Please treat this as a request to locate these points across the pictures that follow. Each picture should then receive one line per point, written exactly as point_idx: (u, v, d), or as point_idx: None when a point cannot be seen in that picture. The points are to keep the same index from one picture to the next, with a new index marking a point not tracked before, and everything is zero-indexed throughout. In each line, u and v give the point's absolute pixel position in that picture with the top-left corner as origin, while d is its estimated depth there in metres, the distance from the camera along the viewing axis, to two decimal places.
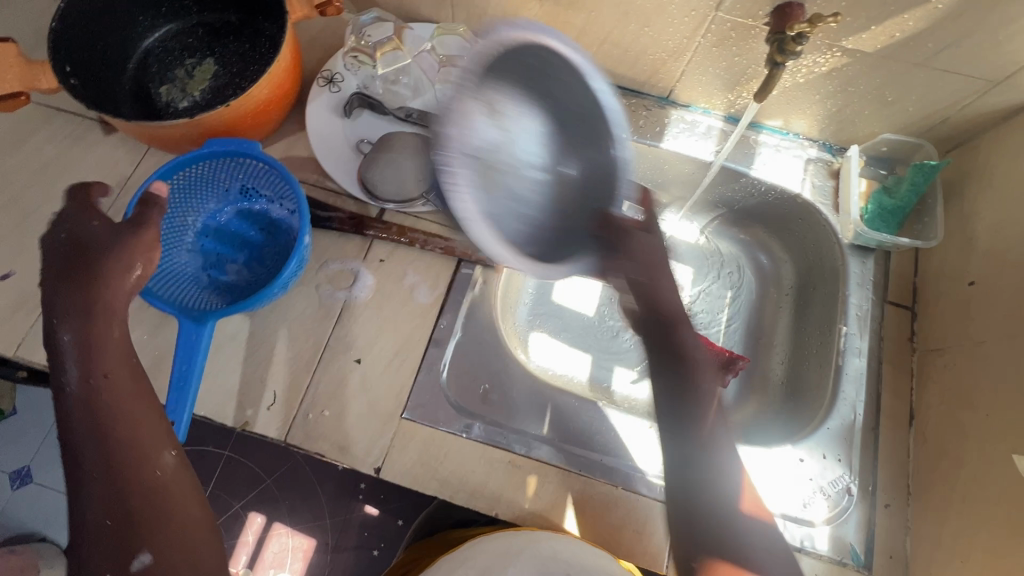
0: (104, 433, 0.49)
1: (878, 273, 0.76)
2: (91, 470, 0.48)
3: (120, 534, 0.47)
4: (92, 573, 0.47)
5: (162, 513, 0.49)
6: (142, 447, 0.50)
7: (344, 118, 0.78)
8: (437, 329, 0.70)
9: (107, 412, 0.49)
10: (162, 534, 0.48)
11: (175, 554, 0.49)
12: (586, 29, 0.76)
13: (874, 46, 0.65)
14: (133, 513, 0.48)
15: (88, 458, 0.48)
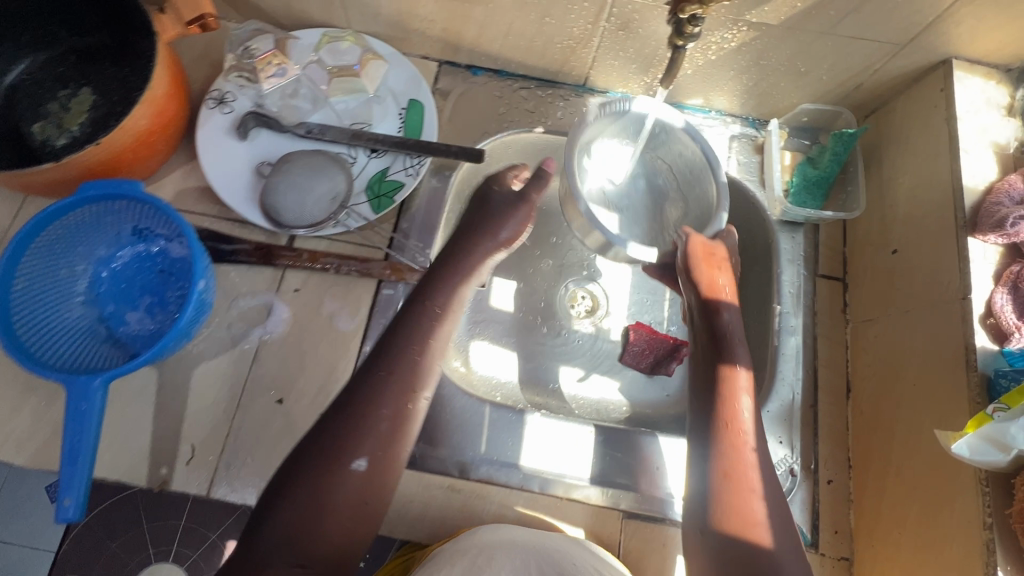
0: (410, 349, 0.53)
1: (808, 247, 0.75)
2: (384, 384, 0.51)
3: (344, 429, 0.48)
4: (338, 478, 0.47)
5: (351, 441, 0.48)
6: (410, 375, 0.52)
7: (241, 139, 0.72)
8: (363, 356, 0.67)
9: (405, 338, 0.53)
10: (366, 452, 0.48)
11: (381, 476, 0.49)
12: (486, 22, 0.72)
13: (777, 18, 0.62)
14: (337, 433, 0.48)
15: (389, 386, 0.51)
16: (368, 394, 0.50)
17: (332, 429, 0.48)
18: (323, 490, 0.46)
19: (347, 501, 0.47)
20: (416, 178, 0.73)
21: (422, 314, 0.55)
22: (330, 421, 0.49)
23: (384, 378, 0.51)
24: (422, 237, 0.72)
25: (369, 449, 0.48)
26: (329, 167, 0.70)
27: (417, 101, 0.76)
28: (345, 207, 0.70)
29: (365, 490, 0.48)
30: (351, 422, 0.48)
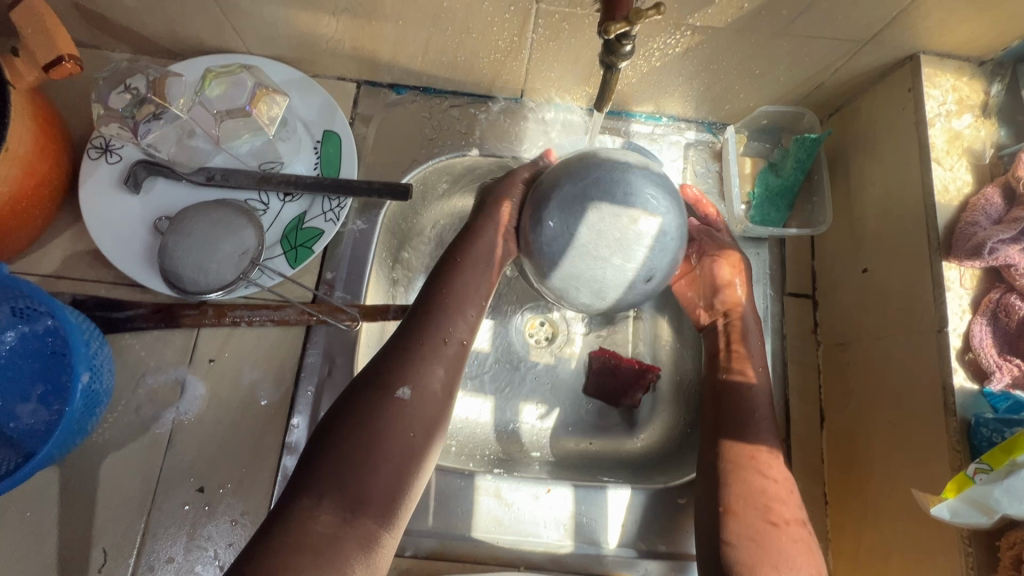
0: (444, 296, 0.57)
1: (774, 264, 0.70)
2: (432, 326, 0.55)
3: (391, 370, 0.52)
4: (386, 398, 0.50)
5: (402, 369, 0.52)
6: (449, 315, 0.56)
7: (134, 193, 0.63)
8: (290, 430, 0.60)
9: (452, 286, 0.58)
10: (412, 372, 0.52)
11: (423, 407, 0.51)
12: (400, 40, 0.63)
13: (723, 20, 0.55)
14: (386, 361, 0.53)
15: (439, 323, 0.55)
16: (420, 339, 0.54)
17: (383, 369, 0.52)
18: (382, 416, 0.49)
19: (394, 435, 0.49)
20: (336, 224, 0.65)
21: (460, 300, 0.58)
22: (385, 354, 0.53)
23: (433, 323, 0.55)
24: (350, 290, 0.65)
25: (413, 378, 0.51)
26: (236, 221, 0.62)
27: (332, 133, 0.67)
28: (257, 265, 0.62)
29: (408, 421, 0.50)
30: (406, 359, 0.53)
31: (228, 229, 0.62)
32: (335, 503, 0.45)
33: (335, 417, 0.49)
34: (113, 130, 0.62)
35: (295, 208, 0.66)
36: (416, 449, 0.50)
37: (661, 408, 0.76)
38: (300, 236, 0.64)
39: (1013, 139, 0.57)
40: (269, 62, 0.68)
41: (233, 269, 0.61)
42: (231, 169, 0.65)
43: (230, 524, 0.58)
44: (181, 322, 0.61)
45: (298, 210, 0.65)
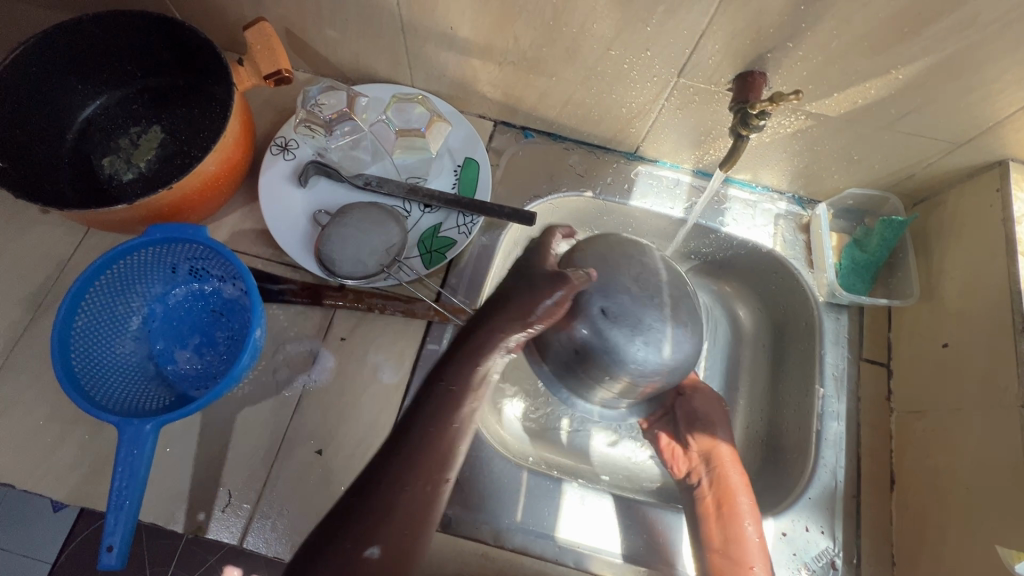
0: (434, 424, 0.48)
1: (852, 330, 0.75)
2: (407, 459, 0.46)
3: (362, 520, 0.43)
4: (347, 553, 0.41)
5: (371, 515, 0.43)
6: (438, 455, 0.47)
7: (301, 187, 0.74)
8: (403, 410, 0.67)
9: (443, 410, 0.48)
10: (386, 527, 0.43)
11: (396, 567, 0.42)
12: (547, 91, 0.74)
13: (837, 110, 0.64)
14: (354, 503, 0.44)
15: (417, 455, 0.46)
16: (387, 497, 0.44)
17: (350, 527, 0.43)
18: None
19: None
20: (468, 236, 0.74)
21: (449, 420, 0.48)
22: (349, 509, 0.44)
23: (410, 466, 0.46)
24: (470, 295, 0.74)
25: (387, 536, 0.43)
26: (385, 221, 0.72)
27: (472, 160, 0.78)
28: (397, 260, 0.70)
29: None
30: (364, 511, 0.44)
31: (377, 227, 0.71)
32: None
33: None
34: (302, 133, 0.75)
35: (433, 218, 0.75)
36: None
37: None
38: (435, 241, 0.73)
39: None
40: (429, 95, 0.80)
41: (377, 260, 0.70)
42: (384, 178, 0.75)
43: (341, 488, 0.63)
44: (323, 300, 0.69)
45: (436, 219, 0.75)
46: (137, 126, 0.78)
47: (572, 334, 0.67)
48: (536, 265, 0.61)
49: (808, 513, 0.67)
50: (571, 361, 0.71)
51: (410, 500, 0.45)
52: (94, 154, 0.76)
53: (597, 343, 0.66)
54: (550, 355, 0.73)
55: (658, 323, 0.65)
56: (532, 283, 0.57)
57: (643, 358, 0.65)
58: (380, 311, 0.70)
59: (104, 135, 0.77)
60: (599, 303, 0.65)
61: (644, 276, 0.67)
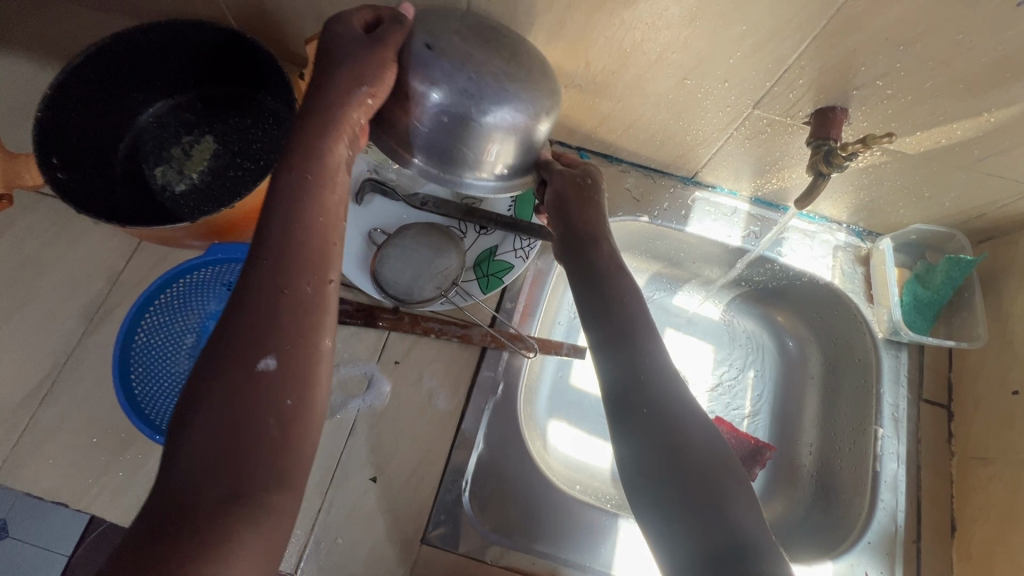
0: (286, 294, 0.42)
1: (913, 369, 0.74)
2: (269, 250, 0.43)
3: (246, 337, 0.40)
4: (218, 367, 0.39)
5: (258, 338, 0.40)
6: (310, 315, 0.43)
7: (357, 205, 0.72)
8: (458, 439, 0.66)
9: (297, 253, 0.43)
10: (277, 334, 0.41)
11: (298, 371, 0.41)
12: (611, 115, 0.72)
13: (917, 148, 0.62)
14: (230, 339, 0.40)
15: (295, 296, 0.42)
16: (240, 352, 0.40)
17: (196, 412, 0.38)
18: (237, 407, 0.38)
19: (268, 452, 0.39)
20: (525, 261, 0.72)
21: (294, 276, 0.43)
22: (197, 378, 0.39)
23: (265, 324, 0.41)
24: (524, 321, 0.72)
25: (283, 350, 0.41)
26: (442, 243, 0.70)
27: None
28: (455, 284, 0.69)
29: (277, 392, 0.40)
30: (250, 316, 0.41)
31: (433, 249, 0.70)
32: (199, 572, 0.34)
33: (173, 463, 0.37)
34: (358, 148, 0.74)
35: (489, 240, 0.73)
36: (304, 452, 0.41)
37: (774, 487, 0.79)
38: (492, 264, 0.72)
39: None
40: None
41: (435, 283, 0.69)
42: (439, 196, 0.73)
43: (395, 516, 0.62)
44: (378, 322, 0.68)
45: (491, 241, 0.73)
46: (190, 135, 0.77)
47: (421, 100, 0.53)
48: (343, 35, 0.51)
49: (866, 557, 0.66)
50: (444, 147, 0.57)
51: (299, 361, 0.41)
52: (147, 163, 0.74)
53: (461, 104, 0.53)
54: (414, 140, 0.57)
55: (496, 74, 0.53)
56: (330, 73, 0.50)
57: (505, 117, 0.54)
58: (435, 336, 0.69)
59: (157, 143, 0.76)
60: (423, 37, 0.53)
61: (493, 36, 0.55)
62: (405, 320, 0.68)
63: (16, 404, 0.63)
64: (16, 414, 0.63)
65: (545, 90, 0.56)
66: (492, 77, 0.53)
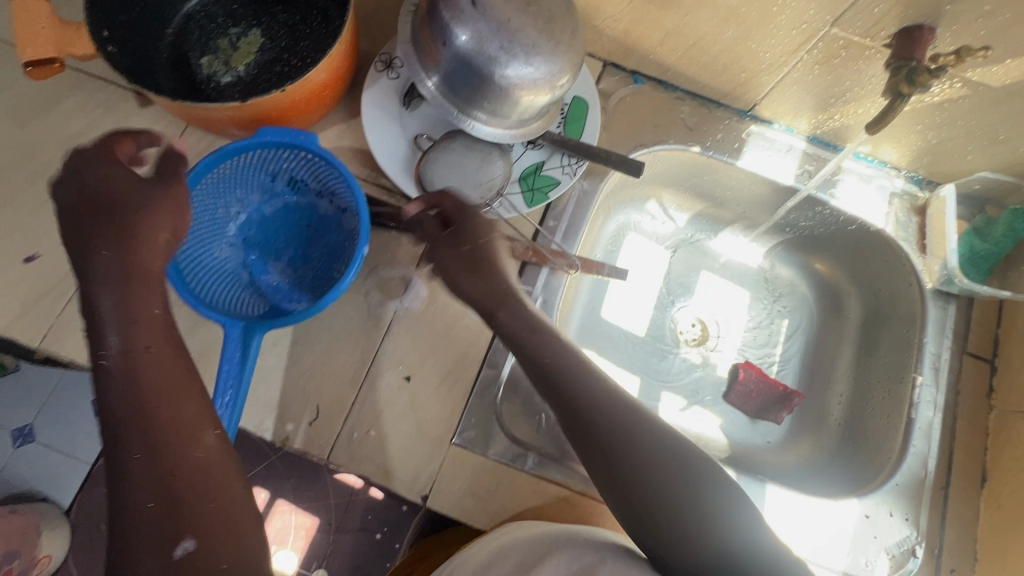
0: (147, 410, 0.42)
1: (959, 322, 0.72)
2: (112, 381, 0.43)
3: (126, 430, 0.41)
4: (127, 489, 0.40)
5: (153, 431, 0.42)
6: (177, 395, 0.44)
7: (404, 108, 0.70)
8: (493, 348, 0.66)
9: (145, 383, 0.43)
10: (153, 422, 0.42)
11: (228, 461, 0.44)
12: (675, 31, 0.69)
13: (1002, 80, 0.59)
14: (122, 437, 0.41)
15: (116, 407, 0.42)
16: (172, 433, 0.42)
17: (126, 489, 0.40)
18: (168, 483, 0.41)
19: (216, 512, 0.41)
20: (572, 178, 0.70)
21: (146, 364, 0.43)
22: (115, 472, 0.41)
23: (164, 487, 0.40)
24: (566, 240, 0.71)
25: (137, 432, 0.41)
26: (490, 152, 0.69)
27: (580, 98, 0.74)
28: (500, 195, 0.68)
29: (208, 471, 0.42)
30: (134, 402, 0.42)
31: (480, 161, 0.68)
32: None
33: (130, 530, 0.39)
34: None
35: (535, 155, 0.71)
36: (238, 498, 0.43)
37: (798, 432, 0.80)
38: (537, 179, 0.70)
39: None
40: None
41: (479, 192, 0.67)
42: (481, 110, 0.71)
43: (427, 416, 0.63)
44: None
45: (538, 156, 0.71)
46: (237, 27, 0.75)
47: (452, 40, 0.58)
48: (92, 163, 0.47)
49: (892, 498, 0.65)
50: (468, 90, 0.62)
51: (171, 415, 0.43)
52: (194, 51, 0.73)
53: (486, 56, 0.58)
54: (444, 68, 0.62)
55: (528, 34, 0.58)
56: (98, 248, 0.45)
57: (519, 79, 0.60)
58: None
59: (204, 33, 0.74)
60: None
61: None
62: None
63: (60, 277, 0.64)
64: (60, 286, 0.63)
65: (569, 53, 0.61)
66: (517, 43, 0.58)
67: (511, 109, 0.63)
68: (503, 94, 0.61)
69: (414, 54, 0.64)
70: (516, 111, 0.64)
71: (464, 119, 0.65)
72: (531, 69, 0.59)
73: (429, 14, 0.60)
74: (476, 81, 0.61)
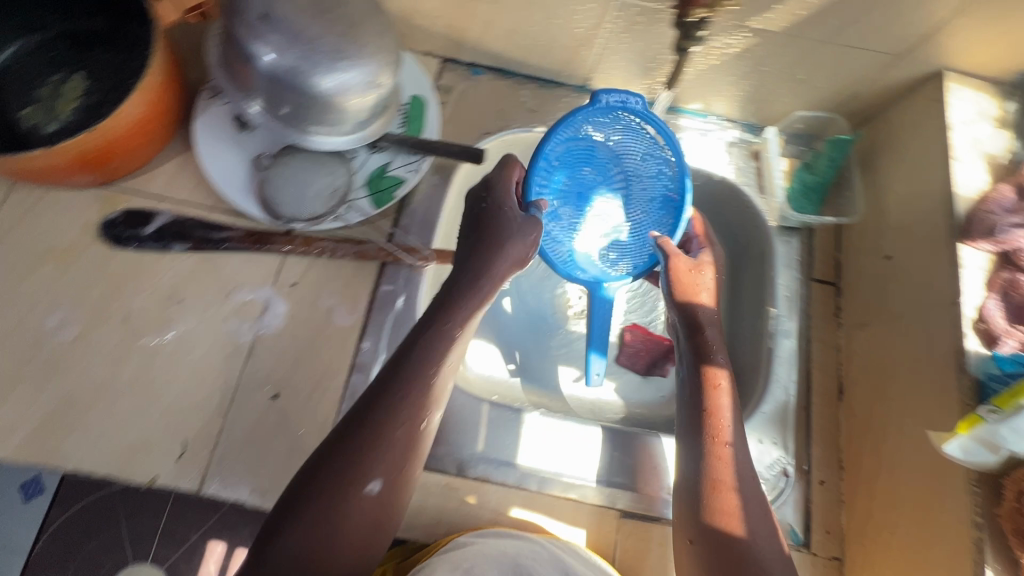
0: (415, 382, 0.47)
1: (803, 252, 0.77)
2: (420, 364, 0.48)
3: (357, 444, 0.45)
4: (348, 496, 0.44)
5: (378, 445, 0.45)
6: (417, 403, 0.47)
7: (238, 131, 0.70)
8: (359, 353, 0.66)
9: (452, 293, 0.52)
10: (376, 455, 0.45)
11: (398, 493, 0.46)
12: (491, 20, 0.71)
13: (780, 24, 0.63)
14: (347, 448, 0.45)
15: (411, 358, 0.49)
16: (354, 471, 0.44)
17: (287, 525, 0.42)
18: (324, 533, 0.42)
19: (358, 533, 0.44)
20: (416, 175, 0.73)
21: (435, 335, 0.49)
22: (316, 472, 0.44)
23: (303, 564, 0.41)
24: (422, 235, 0.72)
25: (386, 473, 0.45)
26: (329, 161, 0.69)
27: (419, 97, 0.76)
28: (345, 201, 0.69)
29: (380, 510, 0.45)
30: (381, 417, 0.46)
31: (322, 172, 0.69)
32: None
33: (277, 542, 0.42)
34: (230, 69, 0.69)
35: (380, 157, 0.73)
36: (361, 514, 0.44)
37: None
38: (383, 180, 0.71)
39: None
40: None
41: (324, 201, 0.68)
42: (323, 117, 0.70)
43: (299, 430, 0.63)
44: (269, 245, 0.68)
45: (382, 158, 0.72)
46: (56, 73, 0.73)
47: (255, 59, 0.58)
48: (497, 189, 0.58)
49: (761, 426, 0.69)
50: (289, 106, 0.62)
51: (411, 414, 0.47)
52: (14, 104, 0.71)
53: (293, 68, 0.59)
54: (257, 87, 0.61)
55: (331, 39, 0.59)
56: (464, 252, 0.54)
57: (339, 86, 0.61)
58: (329, 257, 0.69)
59: (23, 84, 0.72)
60: (259, 8, 0.57)
61: None
62: (297, 244, 0.68)
63: None
64: None
65: (380, 50, 0.62)
66: (322, 51, 0.59)
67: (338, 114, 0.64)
68: (324, 101, 0.62)
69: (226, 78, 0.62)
70: (345, 116, 0.65)
71: (302, 135, 0.65)
72: (344, 72, 0.60)
73: (228, 37, 0.59)
74: (293, 94, 0.60)
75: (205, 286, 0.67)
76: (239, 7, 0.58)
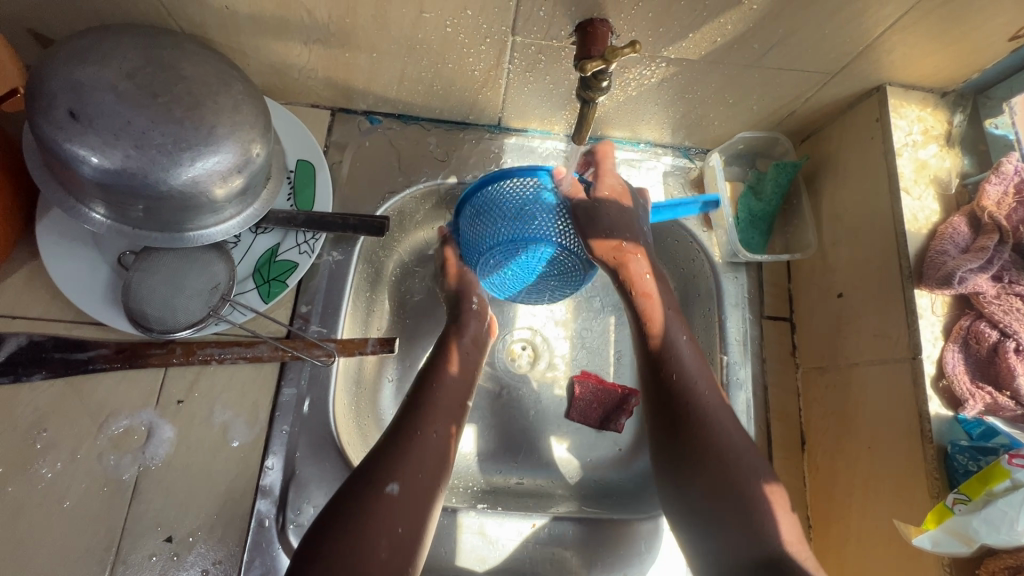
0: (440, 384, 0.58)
1: (752, 287, 0.70)
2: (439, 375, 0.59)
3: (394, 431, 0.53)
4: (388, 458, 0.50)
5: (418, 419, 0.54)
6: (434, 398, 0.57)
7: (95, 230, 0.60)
8: (262, 471, 0.58)
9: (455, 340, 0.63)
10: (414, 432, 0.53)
11: (431, 462, 0.52)
12: (375, 69, 0.62)
13: (697, 53, 0.55)
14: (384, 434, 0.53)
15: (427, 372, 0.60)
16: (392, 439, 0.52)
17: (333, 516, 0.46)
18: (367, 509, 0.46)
19: (398, 531, 0.47)
20: (311, 256, 0.63)
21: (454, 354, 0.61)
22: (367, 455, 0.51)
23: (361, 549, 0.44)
24: (325, 322, 0.64)
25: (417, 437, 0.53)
26: (205, 254, 0.60)
27: (306, 161, 0.66)
28: (227, 300, 0.59)
29: (415, 472, 0.50)
30: (406, 421, 0.54)
31: (198, 271, 0.59)
32: (350, 545, 0.44)
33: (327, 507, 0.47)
34: None
35: (265, 240, 0.63)
36: (410, 509, 0.48)
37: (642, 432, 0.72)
38: (270, 266, 0.62)
39: (976, 169, 0.58)
40: None
41: (202, 304, 0.58)
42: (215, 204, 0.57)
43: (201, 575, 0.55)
44: (144, 359, 0.58)
45: (268, 240, 0.63)
46: None
47: (77, 162, 0.47)
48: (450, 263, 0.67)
49: None
50: (139, 208, 0.51)
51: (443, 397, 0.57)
52: None
53: (127, 169, 0.48)
54: (91, 192, 0.50)
55: (167, 127, 0.48)
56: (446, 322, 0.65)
57: (190, 181, 0.50)
58: (215, 362, 0.59)
59: None
60: (66, 102, 0.46)
61: (142, 70, 0.48)
62: (178, 353, 0.59)
63: None
64: None
65: (234, 126, 0.51)
66: (157, 144, 0.48)
67: (199, 208, 0.53)
68: (177, 200, 0.51)
69: (55, 183, 0.52)
70: (210, 208, 0.54)
71: (167, 237, 0.55)
72: (192, 163, 0.49)
73: (37, 138, 0.48)
74: (137, 196, 0.50)
75: (75, 418, 0.58)
76: (43, 101, 0.47)
